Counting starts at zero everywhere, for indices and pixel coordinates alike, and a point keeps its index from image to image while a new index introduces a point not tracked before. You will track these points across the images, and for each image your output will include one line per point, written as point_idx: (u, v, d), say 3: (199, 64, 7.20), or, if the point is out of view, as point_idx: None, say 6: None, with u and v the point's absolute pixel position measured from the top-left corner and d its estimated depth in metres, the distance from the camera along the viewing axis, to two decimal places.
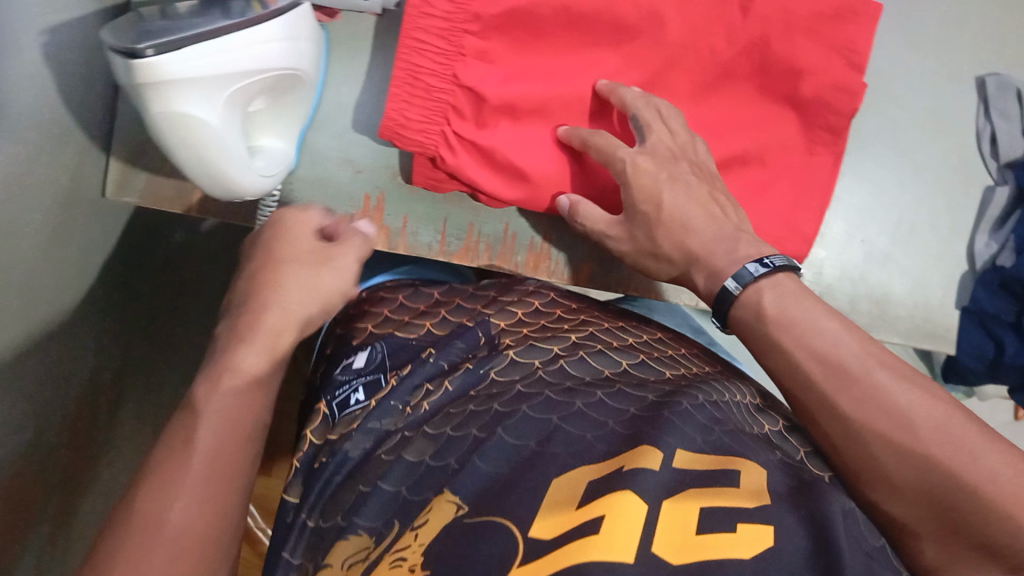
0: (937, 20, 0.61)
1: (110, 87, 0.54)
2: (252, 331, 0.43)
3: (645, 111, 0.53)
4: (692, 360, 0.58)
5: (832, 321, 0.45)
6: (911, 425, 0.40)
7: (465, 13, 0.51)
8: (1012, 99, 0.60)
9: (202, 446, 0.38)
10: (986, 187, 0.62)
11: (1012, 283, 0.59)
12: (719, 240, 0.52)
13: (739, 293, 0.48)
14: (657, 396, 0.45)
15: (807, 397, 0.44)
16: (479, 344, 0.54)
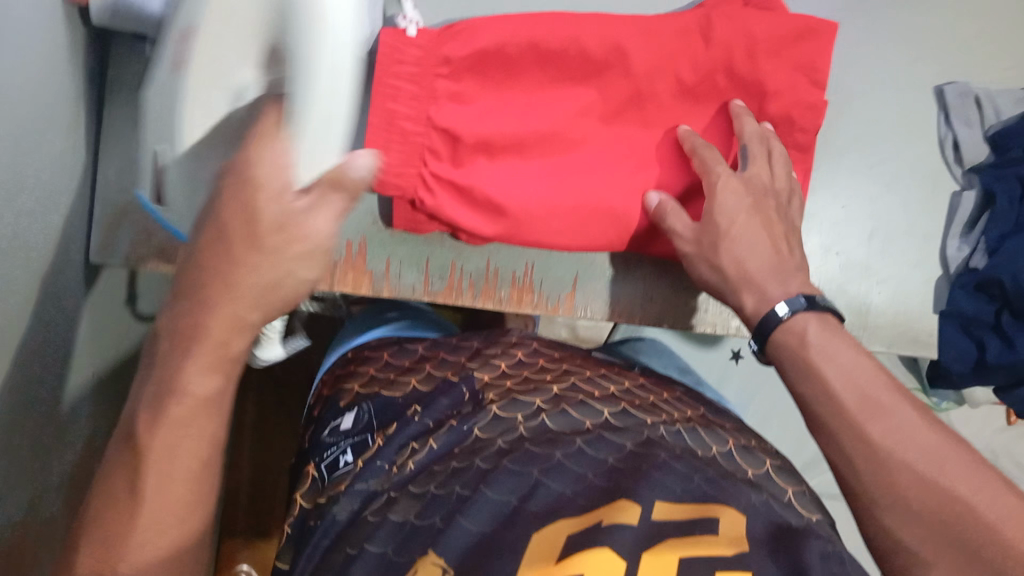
0: (900, 33, 0.62)
1: (88, 154, 0.57)
2: (196, 342, 0.40)
3: (754, 144, 0.56)
4: (675, 406, 0.61)
5: (867, 359, 0.45)
6: (941, 460, 0.41)
7: (435, 58, 0.54)
8: (972, 105, 0.61)
9: (162, 451, 0.39)
10: (952, 193, 0.63)
11: (985, 283, 0.60)
12: (779, 272, 0.53)
13: (787, 317, 0.49)
14: (634, 445, 0.51)
15: (821, 410, 0.45)
16: (462, 401, 0.58)
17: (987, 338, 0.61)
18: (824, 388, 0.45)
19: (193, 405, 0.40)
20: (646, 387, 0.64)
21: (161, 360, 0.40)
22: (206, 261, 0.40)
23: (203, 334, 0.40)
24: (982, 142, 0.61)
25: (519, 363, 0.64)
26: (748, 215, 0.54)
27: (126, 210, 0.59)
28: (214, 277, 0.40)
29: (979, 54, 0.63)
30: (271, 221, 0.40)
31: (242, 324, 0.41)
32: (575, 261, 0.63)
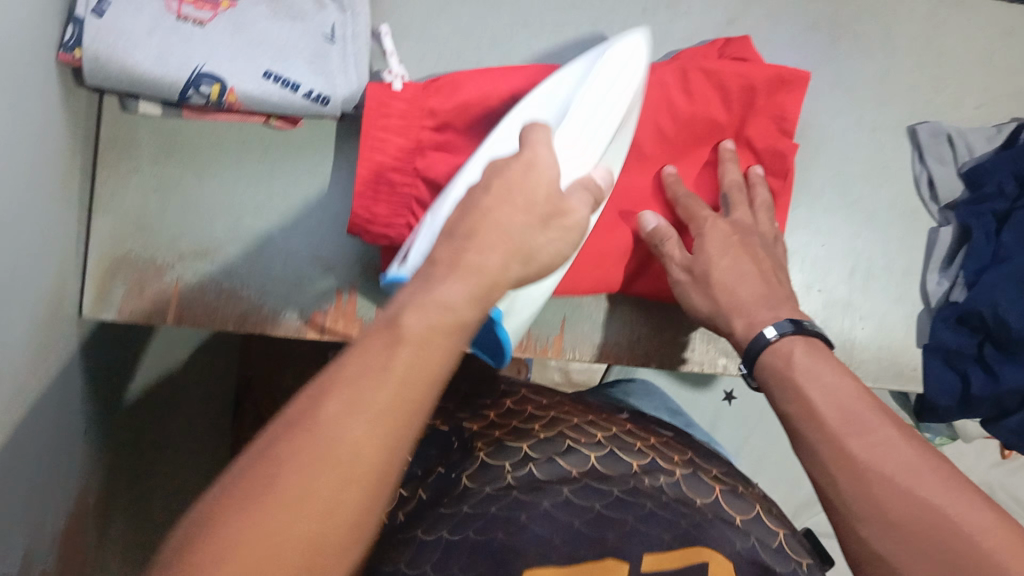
0: (870, 76, 0.64)
1: (82, 210, 0.58)
2: (404, 348, 0.34)
3: (737, 193, 0.58)
4: (664, 450, 0.61)
5: (850, 378, 0.46)
6: (916, 471, 0.40)
7: (421, 110, 0.55)
8: (944, 144, 0.63)
9: (357, 434, 0.31)
10: (930, 229, 0.64)
11: (966, 315, 0.61)
12: (766, 297, 0.54)
13: (773, 339, 0.50)
14: (619, 491, 0.51)
15: (805, 429, 0.46)
16: (451, 448, 0.60)
17: (971, 369, 0.61)
18: (810, 411, 0.45)
19: (399, 392, 0.32)
20: (635, 432, 0.63)
21: (382, 329, 0.34)
22: (479, 240, 0.40)
23: (422, 313, 0.35)
24: (955, 178, 0.63)
25: (508, 411, 0.65)
26: (733, 253, 0.56)
27: (121, 262, 0.59)
28: (498, 243, 0.40)
29: (947, 94, 0.65)
30: (533, 196, 0.43)
31: (465, 315, 0.36)
32: (561, 305, 0.63)
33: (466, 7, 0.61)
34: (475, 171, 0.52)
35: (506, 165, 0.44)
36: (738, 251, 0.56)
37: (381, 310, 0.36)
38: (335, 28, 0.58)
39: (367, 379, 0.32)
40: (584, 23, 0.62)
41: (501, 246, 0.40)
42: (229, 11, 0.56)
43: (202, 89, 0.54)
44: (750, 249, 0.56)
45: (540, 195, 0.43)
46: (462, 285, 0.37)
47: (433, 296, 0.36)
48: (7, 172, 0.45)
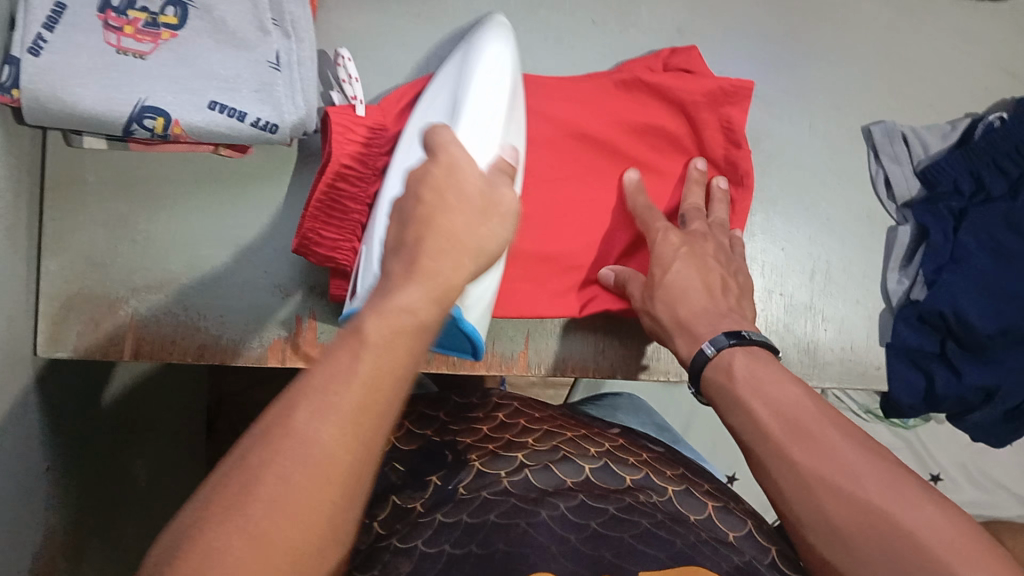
0: (817, 81, 0.65)
1: (32, 248, 0.57)
2: (368, 344, 0.35)
3: (693, 213, 0.59)
4: (655, 464, 0.61)
5: (793, 386, 0.46)
6: (856, 474, 0.40)
7: (385, 138, 0.57)
8: (899, 143, 0.64)
9: (330, 436, 0.33)
10: (889, 229, 0.65)
11: (927, 316, 0.61)
12: (706, 312, 0.54)
13: (712, 354, 0.50)
14: (615, 508, 0.51)
15: (752, 440, 0.45)
16: (447, 459, 0.59)
17: (936, 368, 0.61)
18: (755, 421, 0.45)
19: (366, 393, 0.34)
20: (628, 447, 0.63)
21: (353, 331, 0.36)
22: (427, 243, 0.40)
23: (383, 318, 0.36)
24: (912, 177, 0.63)
25: (501, 422, 0.64)
26: (682, 262, 0.56)
27: (75, 299, 0.58)
28: (444, 247, 0.40)
29: (896, 94, 0.66)
30: (461, 199, 0.42)
31: (428, 315, 0.38)
32: (524, 323, 0.63)
33: (414, 26, 0.62)
34: (395, 185, 0.51)
35: (426, 173, 0.42)
36: (689, 259, 0.56)
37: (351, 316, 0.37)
38: (280, 55, 0.56)
39: (337, 384, 0.34)
40: (532, 35, 0.63)
41: (447, 249, 0.40)
42: (170, 41, 0.55)
43: (146, 123, 0.53)
44: (698, 258, 0.56)
45: (461, 195, 0.42)
46: (422, 286, 0.38)
47: (398, 301, 0.37)
48: None
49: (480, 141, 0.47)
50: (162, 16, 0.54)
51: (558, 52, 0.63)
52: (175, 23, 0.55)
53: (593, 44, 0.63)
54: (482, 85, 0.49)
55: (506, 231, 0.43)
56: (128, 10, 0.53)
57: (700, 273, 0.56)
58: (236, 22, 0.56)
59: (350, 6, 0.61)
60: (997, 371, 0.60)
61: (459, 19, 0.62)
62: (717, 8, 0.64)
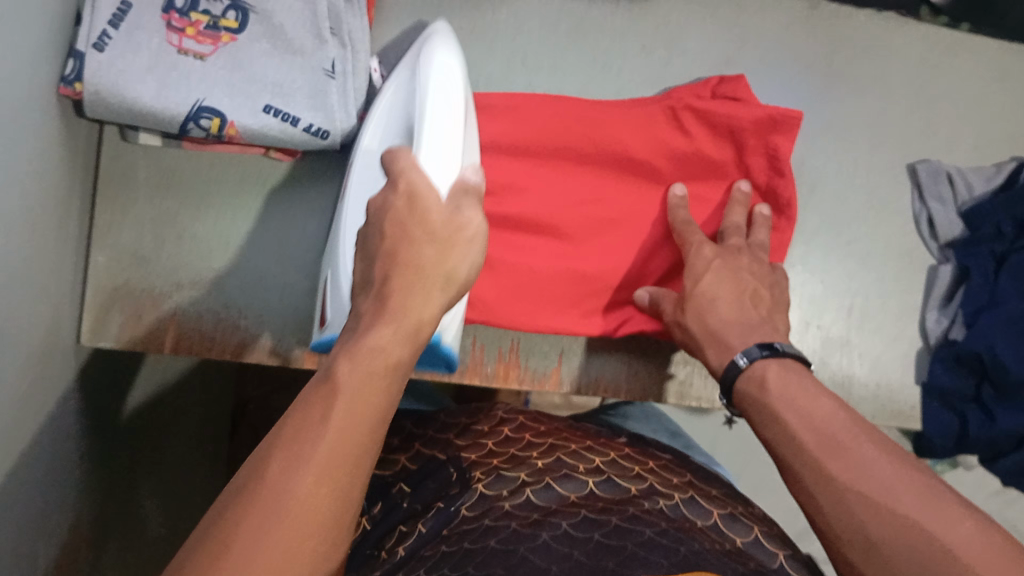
0: (863, 116, 0.65)
1: (82, 238, 0.58)
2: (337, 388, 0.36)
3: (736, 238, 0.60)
4: (659, 473, 0.63)
5: (829, 402, 0.45)
6: (894, 489, 0.39)
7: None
8: (944, 182, 0.64)
9: (299, 480, 0.33)
10: (930, 267, 0.65)
11: (962, 356, 0.61)
12: (741, 324, 0.54)
13: (745, 364, 0.51)
14: (619, 520, 0.52)
15: (783, 451, 0.45)
16: (451, 481, 0.61)
17: (968, 410, 0.61)
18: (791, 438, 0.45)
19: (342, 435, 0.35)
20: (633, 457, 0.65)
21: (320, 385, 0.37)
22: (393, 286, 0.42)
23: (353, 363, 0.37)
24: (954, 217, 0.63)
25: (505, 439, 0.66)
26: (713, 274, 0.56)
27: (118, 291, 0.59)
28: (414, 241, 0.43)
29: (940, 133, 0.66)
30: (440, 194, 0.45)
31: (397, 355, 0.39)
32: (557, 339, 0.63)
33: (465, 45, 0.63)
34: (357, 216, 0.54)
35: (388, 203, 0.45)
36: (722, 276, 0.56)
37: (320, 368, 0.38)
38: (336, 64, 0.57)
39: (310, 430, 0.34)
40: (579, 59, 0.64)
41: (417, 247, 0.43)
42: (230, 45, 0.56)
43: (202, 123, 0.55)
44: (734, 272, 0.57)
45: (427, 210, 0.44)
46: (387, 327, 0.40)
47: (365, 345, 0.39)
48: (12, 194, 0.46)
49: (439, 160, 0.47)
50: (224, 20, 0.56)
51: (605, 75, 0.64)
52: (235, 26, 0.56)
53: (639, 70, 0.64)
54: (437, 99, 0.49)
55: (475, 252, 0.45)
56: (190, 11, 0.55)
57: (733, 286, 0.56)
58: (294, 30, 0.57)
59: (404, 20, 0.62)
60: None
61: (510, 37, 0.63)
62: (765, 41, 0.65)
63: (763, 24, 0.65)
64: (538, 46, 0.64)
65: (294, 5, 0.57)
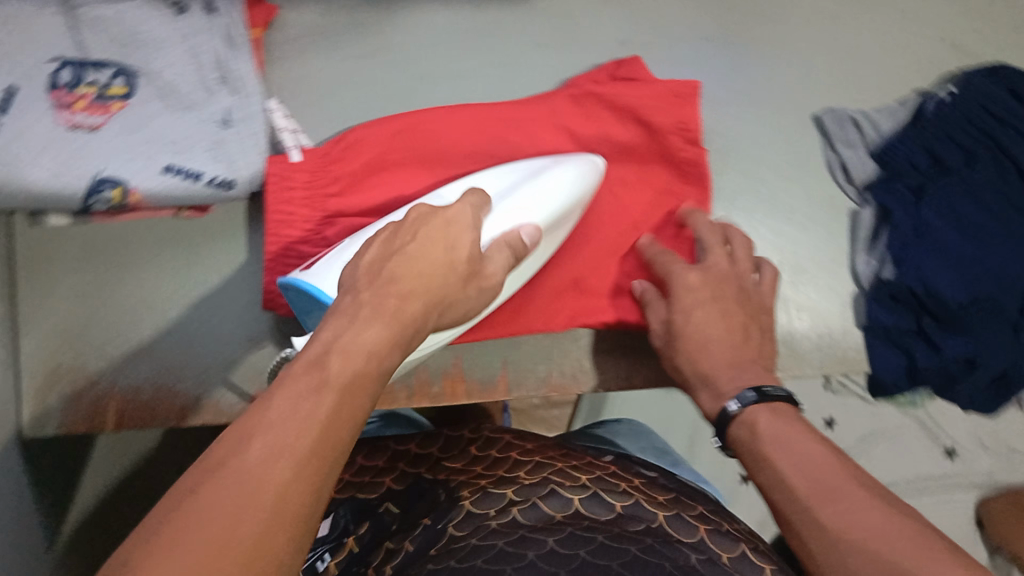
0: (763, 77, 0.66)
1: (9, 326, 0.58)
2: (385, 287, 0.44)
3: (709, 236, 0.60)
4: (647, 491, 0.61)
5: (820, 446, 0.46)
6: (884, 537, 0.38)
7: (326, 177, 0.59)
8: (850, 128, 0.65)
9: (281, 471, 0.32)
10: (851, 212, 0.65)
11: (897, 293, 0.62)
12: (732, 365, 0.55)
13: (738, 410, 0.51)
14: (604, 538, 0.53)
15: (778, 500, 0.45)
16: (439, 501, 0.61)
17: (916, 345, 0.61)
18: (786, 486, 0.44)
19: (322, 429, 0.34)
20: (619, 474, 0.63)
21: (309, 366, 0.37)
22: (392, 271, 0.45)
23: (410, 266, 0.45)
24: (867, 158, 0.64)
25: (494, 460, 0.65)
26: (701, 312, 0.57)
27: (54, 373, 0.59)
28: (420, 267, 0.45)
29: (842, 81, 0.67)
30: (460, 240, 0.48)
31: (438, 263, 0.46)
32: (498, 348, 0.63)
33: (360, 68, 0.63)
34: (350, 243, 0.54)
35: (406, 237, 0.47)
36: (704, 316, 0.57)
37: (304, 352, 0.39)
38: (229, 112, 0.57)
39: (291, 422, 0.34)
40: (477, 65, 0.64)
41: (424, 267, 0.46)
42: (122, 112, 0.55)
43: (104, 194, 0.53)
44: (716, 308, 0.57)
45: (442, 264, 0.47)
46: (385, 329, 0.41)
47: (348, 339, 0.39)
48: None
49: (502, 218, 0.52)
50: (111, 88, 0.55)
51: (504, 79, 0.64)
52: (124, 92, 0.55)
53: (538, 66, 0.64)
54: (541, 188, 0.54)
55: (473, 301, 0.49)
56: (77, 85, 0.54)
57: (721, 324, 0.57)
58: (183, 84, 0.57)
59: (296, 58, 0.63)
60: (974, 340, 0.59)
61: (404, 57, 0.64)
62: (657, 19, 0.66)
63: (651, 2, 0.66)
64: (435, 61, 0.64)
65: (179, 62, 0.57)
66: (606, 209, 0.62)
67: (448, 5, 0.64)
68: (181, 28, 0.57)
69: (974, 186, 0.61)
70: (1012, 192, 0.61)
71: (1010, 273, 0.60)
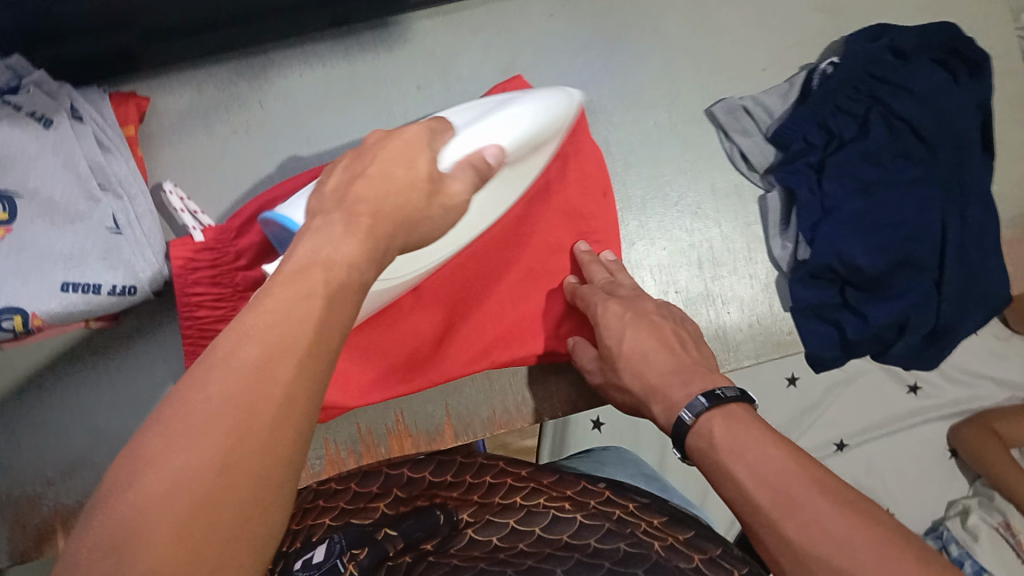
0: (649, 80, 0.66)
1: None
2: (355, 187, 0.40)
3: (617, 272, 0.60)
4: (646, 515, 0.54)
5: (774, 448, 0.45)
6: (852, 548, 0.39)
7: (230, 251, 0.57)
8: (742, 116, 0.65)
9: (208, 526, 0.26)
10: (760, 198, 0.65)
11: (817, 272, 0.61)
12: (676, 371, 0.52)
13: (693, 421, 0.49)
14: (612, 562, 0.47)
15: (745, 511, 0.44)
16: (439, 527, 0.53)
17: (842, 317, 0.62)
18: (745, 493, 0.44)
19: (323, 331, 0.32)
20: (616, 499, 0.56)
21: (271, 338, 0.30)
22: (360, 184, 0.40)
23: (376, 177, 0.40)
24: (764, 145, 0.64)
25: (489, 486, 0.57)
26: (631, 332, 0.55)
27: None
28: (385, 181, 0.40)
29: (726, 70, 0.67)
30: (404, 153, 0.42)
31: (414, 169, 0.41)
32: (440, 395, 0.62)
33: (244, 146, 0.62)
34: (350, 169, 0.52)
35: (356, 165, 0.42)
36: (638, 329, 0.55)
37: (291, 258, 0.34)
38: (117, 217, 0.56)
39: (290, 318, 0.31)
40: (364, 120, 0.63)
41: (395, 187, 0.40)
42: (8, 238, 0.53)
43: (5, 325, 0.51)
44: (643, 319, 0.56)
45: (404, 183, 0.40)
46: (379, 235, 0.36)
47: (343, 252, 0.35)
48: None
49: (464, 141, 0.47)
50: None
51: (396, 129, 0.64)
52: (7, 217, 0.53)
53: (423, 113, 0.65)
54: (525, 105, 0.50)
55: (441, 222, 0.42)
56: None
57: (653, 336, 0.55)
58: (64, 200, 0.54)
59: (177, 146, 0.62)
60: (897, 303, 0.61)
61: (290, 124, 0.63)
62: (531, 41, 0.66)
63: (525, 26, 0.66)
64: (316, 126, 0.63)
65: (55, 175, 0.55)
66: (512, 237, 0.62)
67: (324, 63, 0.64)
68: (52, 143, 0.55)
69: (872, 150, 0.62)
70: (909, 149, 0.62)
71: (921, 229, 0.61)
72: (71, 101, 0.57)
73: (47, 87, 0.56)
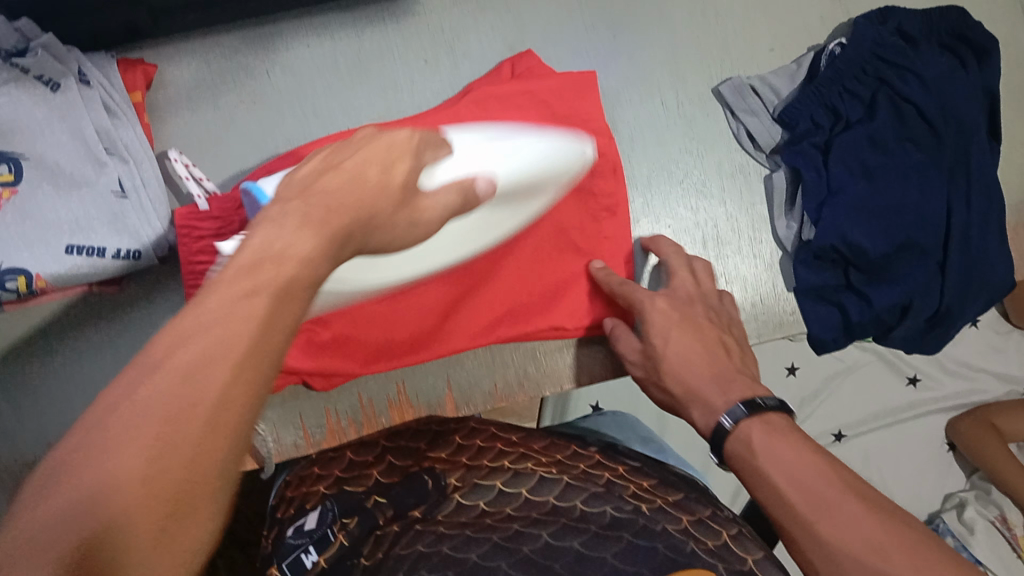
0: (657, 59, 0.66)
1: None
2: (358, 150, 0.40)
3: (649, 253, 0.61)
4: (637, 476, 0.54)
5: (808, 453, 0.46)
6: (886, 551, 0.41)
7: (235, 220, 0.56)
8: (749, 95, 0.65)
9: (173, 478, 0.25)
10: (765, 177, 0.66)
11: (822, 253, 0.61)
12: (720, 381, 0.53)
13: (733, 428, 0.49)
14: (599, 526, 0.47)
15: (773, 508, 0.46)
16: (428, 492, 0.53)
17: (846, 299, 0.62)
18: (780, 497, 0.46)
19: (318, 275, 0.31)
20: (607, 462, 0.55)
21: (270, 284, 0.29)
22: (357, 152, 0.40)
23: (371, 146, 0.41)
24: (771, 125, 0.64)
25: (477, 449, 0.57)
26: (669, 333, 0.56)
27: None
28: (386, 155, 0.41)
29: (735, 51, 0.67)
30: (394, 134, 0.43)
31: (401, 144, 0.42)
32: (441, 367, 0.62)
33: (250, 114, 0.62)
34: None
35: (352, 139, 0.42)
36: (684, 333, 0.56)
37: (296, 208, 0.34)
38: (123, 182, 0.56)
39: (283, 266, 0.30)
40: (372, 93, 0.64)
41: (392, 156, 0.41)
42: (12, 200, 0.52)
43: (9, 286, 0.52)
44: (670, 315, 0.57)
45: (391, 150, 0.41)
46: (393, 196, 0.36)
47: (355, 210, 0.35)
48: None
49: (456, 167, 0.45)
50: None
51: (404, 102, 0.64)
52: (12, 178, 0.53)
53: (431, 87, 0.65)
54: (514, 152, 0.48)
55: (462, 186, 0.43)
56: None
57: (688, 335, 0.56)
58: (69, 163, 0.54)
59: (182, 112, 0.62)
60: (900, 287, 0.62)
61: (297, 95, 0.63)
62: (540, 18, 0.66)
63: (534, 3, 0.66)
64: (323, 96, 0.63)
65: (61, 139, 0.55)
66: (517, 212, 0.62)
67: (332, 36, 0.64)
68: (59, 107, 0.55)
69: (877, 133, 0.62)
70: (914, 133, 0.63)
71: (925, 213, 0.62)
72: (79, 65, 0.57)
73: (55, 50, 0.56)
